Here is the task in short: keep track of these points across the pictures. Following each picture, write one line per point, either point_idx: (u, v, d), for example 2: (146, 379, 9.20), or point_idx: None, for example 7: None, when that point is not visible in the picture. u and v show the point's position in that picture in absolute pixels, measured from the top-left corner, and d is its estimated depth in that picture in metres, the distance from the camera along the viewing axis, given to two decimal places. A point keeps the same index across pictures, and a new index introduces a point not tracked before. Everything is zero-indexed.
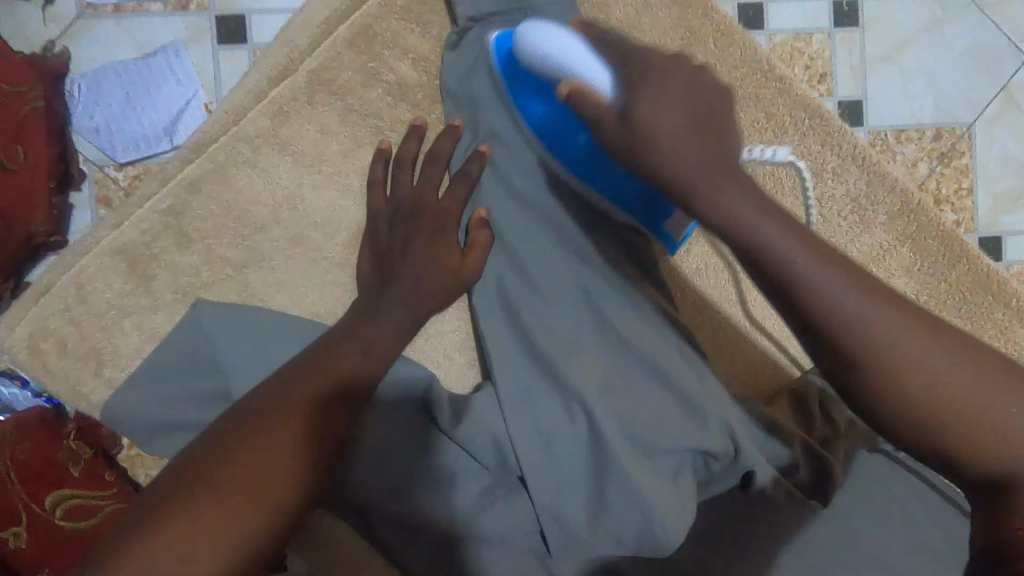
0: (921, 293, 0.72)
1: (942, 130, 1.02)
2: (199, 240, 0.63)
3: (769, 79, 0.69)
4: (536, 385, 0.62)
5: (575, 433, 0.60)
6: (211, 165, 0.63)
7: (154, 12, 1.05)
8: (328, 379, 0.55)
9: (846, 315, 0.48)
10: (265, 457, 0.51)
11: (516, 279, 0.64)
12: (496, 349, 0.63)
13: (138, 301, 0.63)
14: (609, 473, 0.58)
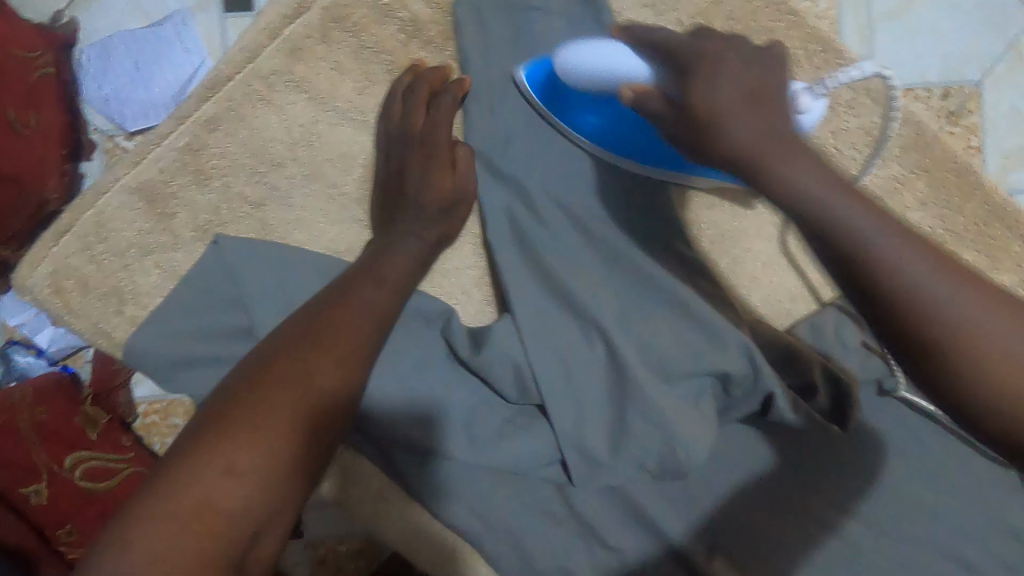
0: (937, 226, 0.72)
1: (950, 89, 1.02)
2: (218, 178, 0.64)
3: (784, 12, 0.69)
4: (555, 314, 0.62)
5: (594, 360, 0.60)
6: (227, 103, 0.64)
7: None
8: (360, 308, 0.56)
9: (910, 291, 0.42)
10: (309, 383, 0.51)
11: (533, 211, 0.64)
12: (513, 279, 0.63)
13: (158, 239, 0.63)
14: (629, 398, 0.59)
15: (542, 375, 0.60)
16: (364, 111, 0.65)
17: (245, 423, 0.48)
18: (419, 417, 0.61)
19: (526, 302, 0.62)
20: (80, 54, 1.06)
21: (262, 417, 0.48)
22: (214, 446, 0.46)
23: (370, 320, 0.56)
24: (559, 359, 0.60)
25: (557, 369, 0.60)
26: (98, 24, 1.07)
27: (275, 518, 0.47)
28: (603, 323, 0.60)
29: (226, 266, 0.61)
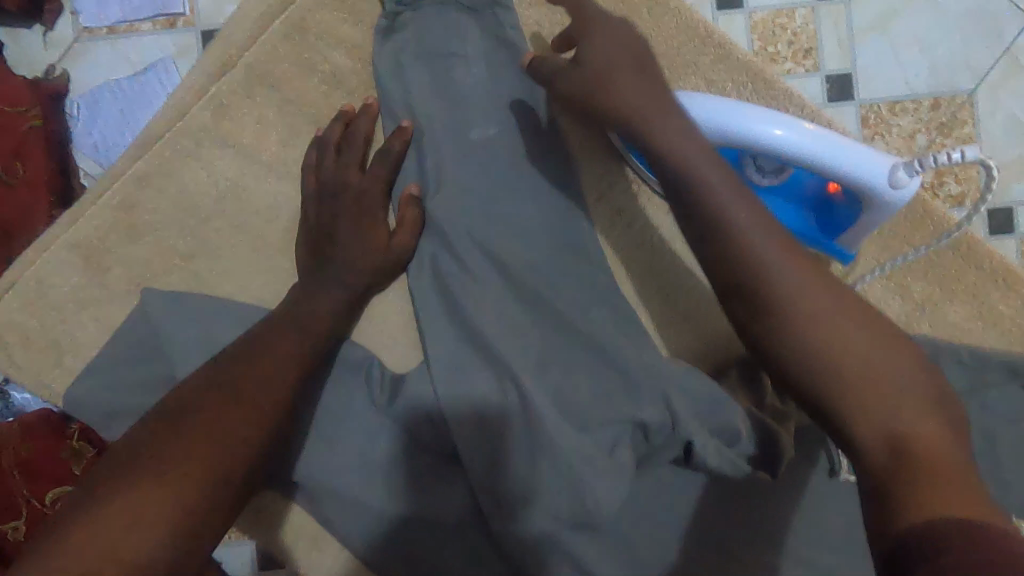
0: (882, 258, 0.68)
1: (940, 99, 0.98)
2: (149, 232, 0.66)
3: (708, 46, 0.68)
4: (469, 362, 0.61)
5: (507, 409, 0.59)
6: (157, 161, 0.66)
7: (144, 30, 1.13)
8: (275, 353, 0.58)
9: (816, 304, 0.50)
10: (225, 426, 0.52)
11: (450, 257, 0.65)
12: (430, 325, 0.63)
13: (95, 293, 0.66)
14: (541, 446, 0.58)
15: (455, 423, 0.60)
16: (290, 163, 0.67)
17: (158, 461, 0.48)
18: (339, 465, 0.62)
19: (442, 348, 0.62)
20: (70, 104, 1.12)
21: (174, 457, 0.49)
22: (128, 487, 0.46)
23: (286, 366, 0.57)
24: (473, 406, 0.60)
25: (471, 415, 0.60)
26: (86, 75, 1.13)
27: (185, 560, 0.46)
28: (520, 370, 0.60)
29: (153, 319, 0.63)
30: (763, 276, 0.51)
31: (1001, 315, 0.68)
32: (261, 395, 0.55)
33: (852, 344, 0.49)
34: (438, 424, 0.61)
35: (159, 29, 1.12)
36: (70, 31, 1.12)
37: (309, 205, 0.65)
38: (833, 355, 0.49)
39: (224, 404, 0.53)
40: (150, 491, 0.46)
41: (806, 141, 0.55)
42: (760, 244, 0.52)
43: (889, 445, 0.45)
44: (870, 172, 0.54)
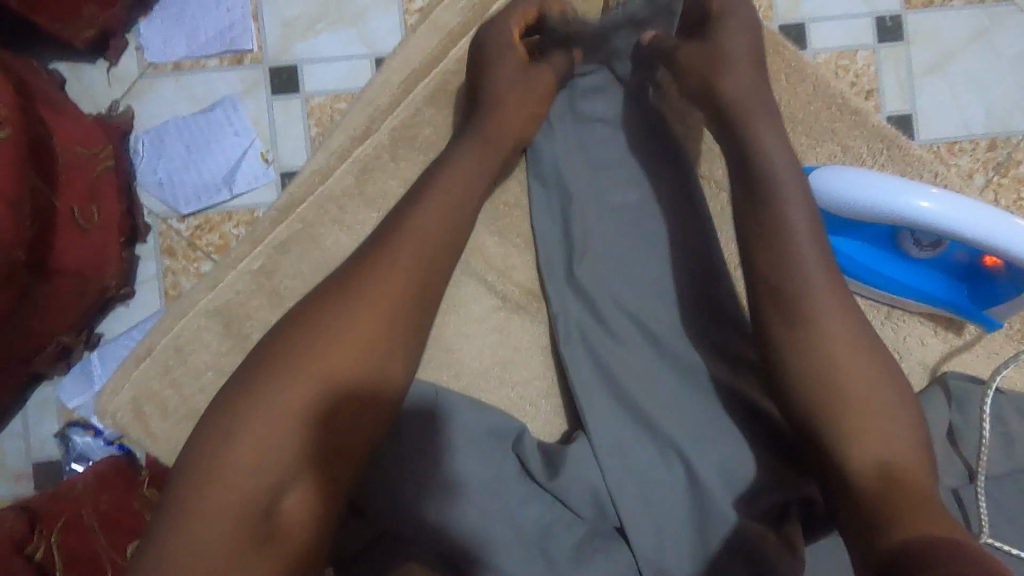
0: (1013, 321, 0.70)
1: (996, 139, 1.00)
2: (290, 298, 0.65)
3: (843, 112, 0.69)
4: (629, 434, 0.62)
5: (671, 481, 0.60)
6: (300, 225, 0.65)
7: (210, 66, 1.03)
8: (401, 247, 0.55)
9: (854, 351, 0.52)
10: (323, 356, 0.49)
11: (599, 327, 0.65)
12: (588, 394, 0.63)
13: (234, 361, 0.64)
14: (712, 517, 0.58)
15: (622, 492, 0.59)
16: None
17: (239, 444, 0.46)
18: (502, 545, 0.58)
19: (602, 419, 0.62)
20: (134, 142, 1.03)
21: (261, 461, 0.46)
22: (224, 435, 0.46)
23: (409, 269, 0.54)
24: (639, 477, 0.60)
25: (636, 484, 0.60)
26: (150, 111, 1.04)
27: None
28: (685, 439, 0.61)
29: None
30: (803, 311, 0.53)
31: None
32: (371, 321, 0.52)
33: (869, 396, 0.51)
34: (601, 494, 0.60)
35: (227, 65, 1.03)
36: (135, 66, 1.03)
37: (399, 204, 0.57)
38: (845, 401, 0.51)
39: (317, 420, 0.48)
40: (230, 493, 0.45)
41: (965, 220, 0.56)
42: (816, 288, 0.54)
43: (884, 481, 0.47)
44: None
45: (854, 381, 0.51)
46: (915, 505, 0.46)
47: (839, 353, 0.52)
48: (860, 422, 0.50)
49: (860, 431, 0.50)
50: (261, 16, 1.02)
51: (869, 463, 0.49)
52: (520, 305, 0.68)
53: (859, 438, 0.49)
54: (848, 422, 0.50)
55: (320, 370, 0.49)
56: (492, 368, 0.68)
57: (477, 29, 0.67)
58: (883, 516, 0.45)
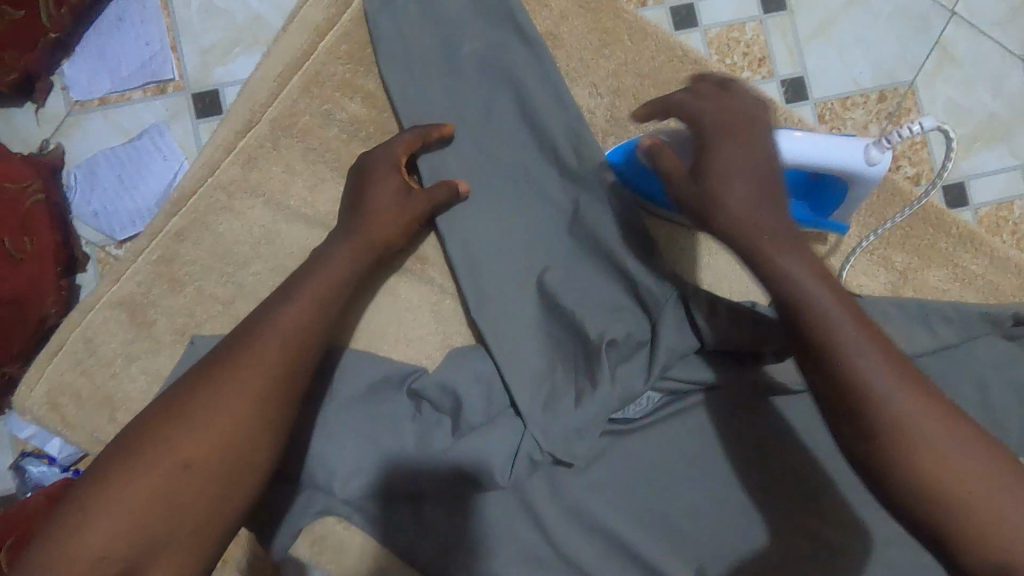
0: (865, 236, 0.76)
1: (885, 91, 1.04)
2: (190, 283, 0.70)
3: (686, 63, 0.76)
4: (515, 360, 0.67)
5: (554, 392, 0.66)
6: (192, 216, 0.70)
7: (135, 98, 1.08)
8: (268, 338, 0.56)
9: (814, 286, 0.52)
10: (195, 434, 0.51)
11: (481, 267, 0.70)
12: (484, 320, 0.69)
13: (141, 347, 0.69)
14: (587, 409, 0.64)
15: (518, 394, 0.65)
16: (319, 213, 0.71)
17: (95, 507, 0.47)
18: (413, 467, 0.64)
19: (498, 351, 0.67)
20: (67, 176, 1.08)
21: (123, 528, 0.47)
22: (74, 529, 0.46)
23: (275, 354, 0.55)
24: (532, 384, 0.66)
25: (525, 393, 0.65)
26: (80, 147, 1.09)
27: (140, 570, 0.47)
28: (566, 352, 0.68)
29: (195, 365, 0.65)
30: (773, 249, 0.52)
31: (969, 275, 0.76)
32: (241, 413, 0.53)
33: (905, 418, 0.48)
34: (491, 415, 0.66)
35: (150, 96, 1.08)
36: (62, 106, 1.08)
37: (290, 286, 0.60)
38: (875, 395, 0.48)
39: (205, 457, 0.51)
40: (100, 537, 0.46)
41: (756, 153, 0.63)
42: (838, 321, 0.51)
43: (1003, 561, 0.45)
44: (848, 158, 0.62)
45: (887, 390, 0.48)
46: (987, 545, 0.45)
47: (870, 356, 0.49)
48: (934, 465, 0.47)
49: (925, 481, 0.47)
50: (178, 46, 1.08)
51: (944, 505, 0.47)
52: (405, 266, 0.73)
53: (919, 469, 0.47)
54: (896, 468, 0.48)
55: (189, 446, 0.50)
56: (387, 328, 0.72)
57: (342, 22, 0.73)
58: (944, 520, 0.47)
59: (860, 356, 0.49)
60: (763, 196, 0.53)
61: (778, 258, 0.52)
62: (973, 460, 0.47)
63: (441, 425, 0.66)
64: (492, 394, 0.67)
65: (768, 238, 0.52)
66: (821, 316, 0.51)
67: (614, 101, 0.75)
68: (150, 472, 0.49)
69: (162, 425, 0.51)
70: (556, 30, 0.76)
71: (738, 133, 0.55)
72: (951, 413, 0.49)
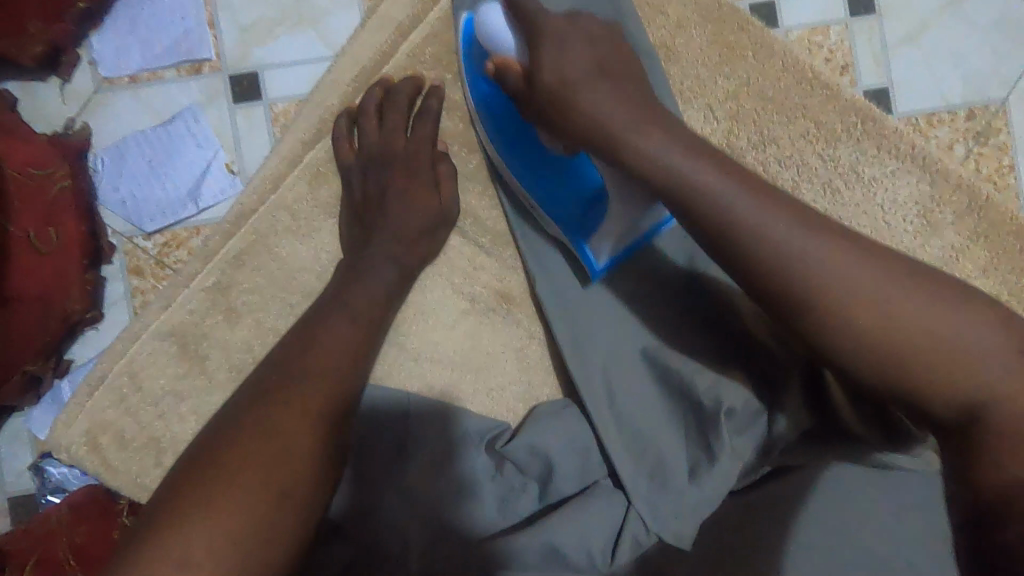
0: (1003, 294, 0.67)
1: (976, 108, 0.89)
2: (248, 313, 0.62)
3: (814, 87, 0.66)
4: (613, 420, 0.59)
5: (661, 461, 0.57)
6: (253, 238, 0.62)
7: (168, 78, 0.92)
8: (325, 343, 0.52)
9: (676, 158, 0.48)
10: (265, 452, 0.46)
11: (576, 311, 0.62)
12: (579, 375, 0.61)
13: (193, 384, 0.61)
14: (702, 488, 0.54)
15: (620, 468, 0.57)
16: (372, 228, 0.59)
17: (197, 532, 0.43)
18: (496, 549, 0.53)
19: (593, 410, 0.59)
20: (92, 159, 0.91)
21: (241, 553, 0.43)
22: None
23: (340, 357, 0.52)
24: (637, 456, 0.58)
25: (628, 466, 0.57)
26: (107, 127, 0.92)
27: None
28: (673, 418, 0.58)
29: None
30: (629, 136, 0.50)
31: None
32: (308, 422, 0.49)
33: (882, 294, 0.42)
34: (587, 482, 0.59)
35: (184, 76, 0.91)
36: (89, 82, 0.91)
37: (334, 291, 0.57)
38: (853, 309, 0.42)
39: (276, 474, 0.46)
40: (221, 573, 0.42)
41: None
42: (815, 259, 0.43)
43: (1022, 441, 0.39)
44: None
45: (790, 236, 0.44)
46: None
47: (824, 247, 0.43)
48: (903, 334, 0.41)
49: (929, 384, 0.41)
50: (216, 22, 0.91)
51: (917, 370, 0.41)
52: (493, 308, 0.65)
53: (862, 321, 0.42)
54: (780, 259, 0.44)
55: (275, 478, 0.46)
56: (465, 374, 0.65)
57: (429, 21, 0.63)
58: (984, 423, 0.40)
59: (750, 225, 0.45)
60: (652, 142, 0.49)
61: (635, 146, 0.49)
62: (998, 352, 0.40)
63: (526, 494, 0.58)
64: (588, 463, 0.59)
65: (655, 120, 0.50)
66: (765, 250, 0.44)
67: (733, 127, 0.66)
68: (223, 499, 0.44)
69: (224, 447, 0.47)
70: (671, 41, 0.66)
71: (600, 74, 0.54)
72: (953, 296, 0.42)
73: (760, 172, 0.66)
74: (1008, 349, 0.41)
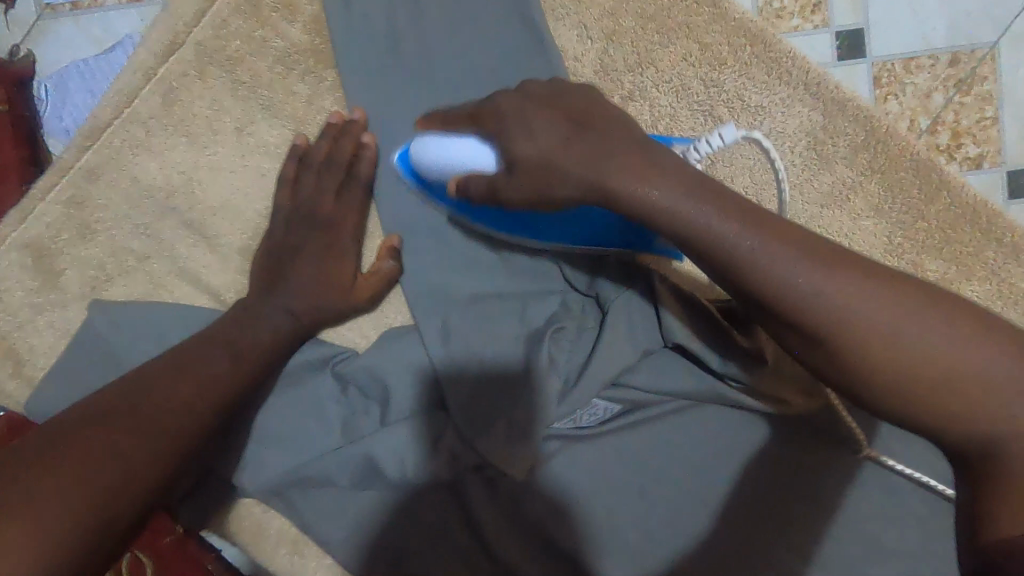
0: (895, 235, 0.63)
1: (961, 54, 0.76)
2: (102, 230, 0.62)
3: (703, 5, 0.61)
4: (449, 336, 0.59)
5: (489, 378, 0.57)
6: (106, 153, 0.61)
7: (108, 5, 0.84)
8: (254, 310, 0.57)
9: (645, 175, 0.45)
10: (170, 384, 0.49)
11: (424, 231, 0.62)
12: (415, 301, 0.61)
13: (49, 298, 0.62)
14: (518, 407, 0.55)
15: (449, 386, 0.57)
16: (293, 160, 0.61)
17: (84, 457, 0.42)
18: (327, 466, 0.58)
19: (433, 325, 0.60)
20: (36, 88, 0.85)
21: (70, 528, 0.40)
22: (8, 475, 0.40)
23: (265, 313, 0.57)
24: (462, 376, 0.57)
25: (450, 386, 0.57)
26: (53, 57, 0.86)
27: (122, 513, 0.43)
28: (507, 338, 0.58)
29: (103, 333, 0.60)
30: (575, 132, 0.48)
31: (1015, 295, 0.63)
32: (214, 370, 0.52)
33: (843, 300, 0.39)
34: (421, 396, 0.59)
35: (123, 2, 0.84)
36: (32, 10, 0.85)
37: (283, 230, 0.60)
38: (828, 313, 0.39)
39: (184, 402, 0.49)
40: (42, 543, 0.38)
41: None
42: (735, 243, 0.42)
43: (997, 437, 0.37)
44: None
45: (800, 275, 0.40)
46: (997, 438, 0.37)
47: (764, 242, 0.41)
48: (891, 340, 0.38)
49: (908, 385, 0.38)
50: None
51: (885, 367, 0.38)
52: None
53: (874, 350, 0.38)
54: (842, 333, 0.39)
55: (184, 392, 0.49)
56: None
57: None
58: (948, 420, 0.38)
59: (735, 247, 0.42)
60: (557, 140, 0.48)
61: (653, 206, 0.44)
62: (954, 329, 0.38)
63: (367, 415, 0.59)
64: (425, 389, 0.59)
65: (606, 143, 0.47)
66: (707, 241, 0.43)
67: (608, 47, 0.62)
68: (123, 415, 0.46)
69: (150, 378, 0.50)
70: None
71: (543, 107, 0.50)
72: (907, 287, 0.40)
73: (637, 100, 0.62)
74: (954, 324, 0.38)
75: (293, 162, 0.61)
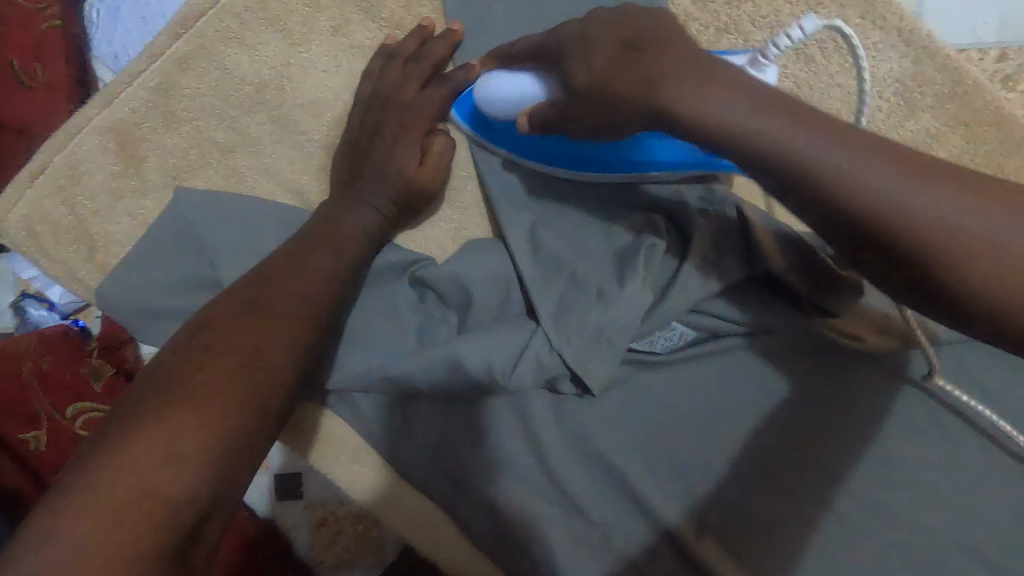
0: None
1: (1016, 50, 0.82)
2: (186, 120, 0.61)
3: None
4: (537, 246, 0.59)
5: (576, 285, 0.57)
6: (199, 41, 0.61)
7: None
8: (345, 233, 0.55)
9: (650, 75, 0.47)
10: (254, 334, 0.47)
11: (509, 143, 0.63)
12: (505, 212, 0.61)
13: (129, 185, 0.62)
14: (611, 312, 0.54)
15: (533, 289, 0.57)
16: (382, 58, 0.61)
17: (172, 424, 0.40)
18: (407, 365, 0.56)
19: (519, 235, 0.60)
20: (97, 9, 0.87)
21: (191, 485, 0.39)
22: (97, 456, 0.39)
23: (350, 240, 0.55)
24: (549, 282, 0.57)
25: (536, 290, 0.57)
26: None
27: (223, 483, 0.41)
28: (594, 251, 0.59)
29: (185, 220, 0.60)
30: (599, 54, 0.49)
31: None
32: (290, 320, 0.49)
33: (914, 205, 0.37)
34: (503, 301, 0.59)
35: None
36: None
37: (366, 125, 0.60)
38: (886, 221, 0.37)
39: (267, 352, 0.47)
40: (187, 478, 0.39)
41: None
42: (799, 155, 0.40)
43: None
44: None
45: (856, 176, 0.39)
46: None
47: (828, 151, 0.40)
48: (946, 235, 0.36)
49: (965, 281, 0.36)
50: None
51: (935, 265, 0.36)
52: None
53: (966, 258, 0.36)
54: (897, 236, 0.37)
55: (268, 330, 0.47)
56: None
57: None
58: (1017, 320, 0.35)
59: (795, 153, 0.40)
60: (620, 64, 0.48)
61: (706, 121, 0.44)
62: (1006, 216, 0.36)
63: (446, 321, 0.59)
64: (508, 298, 0.59)
65: (667, 62, 0.47)
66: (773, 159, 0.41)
67: None
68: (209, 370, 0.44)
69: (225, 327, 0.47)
70: None
71: (610, 29, 0.50)
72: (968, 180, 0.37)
73: (732, 32, 0.63)
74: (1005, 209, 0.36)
75: (382, 60, 0.61)
